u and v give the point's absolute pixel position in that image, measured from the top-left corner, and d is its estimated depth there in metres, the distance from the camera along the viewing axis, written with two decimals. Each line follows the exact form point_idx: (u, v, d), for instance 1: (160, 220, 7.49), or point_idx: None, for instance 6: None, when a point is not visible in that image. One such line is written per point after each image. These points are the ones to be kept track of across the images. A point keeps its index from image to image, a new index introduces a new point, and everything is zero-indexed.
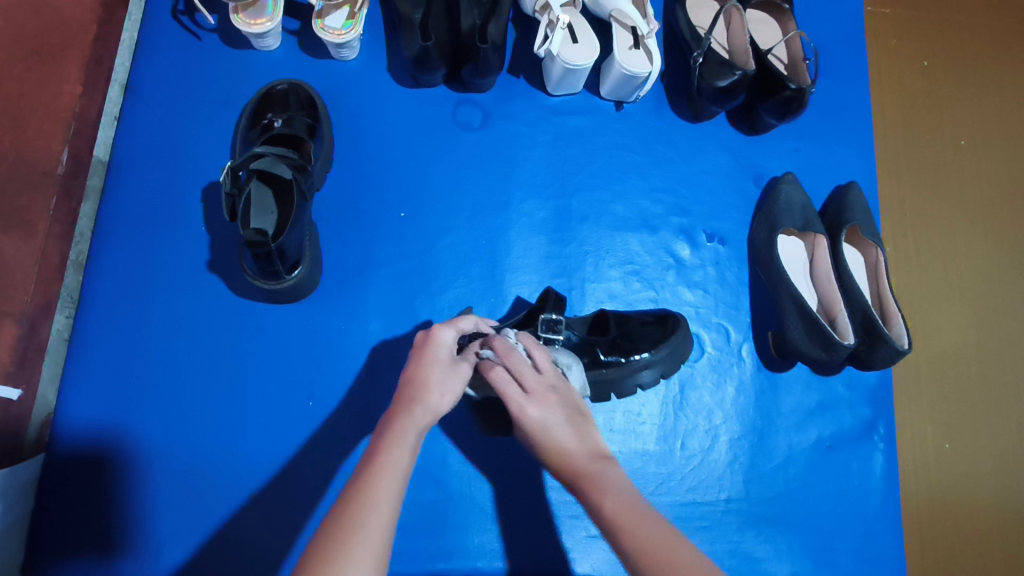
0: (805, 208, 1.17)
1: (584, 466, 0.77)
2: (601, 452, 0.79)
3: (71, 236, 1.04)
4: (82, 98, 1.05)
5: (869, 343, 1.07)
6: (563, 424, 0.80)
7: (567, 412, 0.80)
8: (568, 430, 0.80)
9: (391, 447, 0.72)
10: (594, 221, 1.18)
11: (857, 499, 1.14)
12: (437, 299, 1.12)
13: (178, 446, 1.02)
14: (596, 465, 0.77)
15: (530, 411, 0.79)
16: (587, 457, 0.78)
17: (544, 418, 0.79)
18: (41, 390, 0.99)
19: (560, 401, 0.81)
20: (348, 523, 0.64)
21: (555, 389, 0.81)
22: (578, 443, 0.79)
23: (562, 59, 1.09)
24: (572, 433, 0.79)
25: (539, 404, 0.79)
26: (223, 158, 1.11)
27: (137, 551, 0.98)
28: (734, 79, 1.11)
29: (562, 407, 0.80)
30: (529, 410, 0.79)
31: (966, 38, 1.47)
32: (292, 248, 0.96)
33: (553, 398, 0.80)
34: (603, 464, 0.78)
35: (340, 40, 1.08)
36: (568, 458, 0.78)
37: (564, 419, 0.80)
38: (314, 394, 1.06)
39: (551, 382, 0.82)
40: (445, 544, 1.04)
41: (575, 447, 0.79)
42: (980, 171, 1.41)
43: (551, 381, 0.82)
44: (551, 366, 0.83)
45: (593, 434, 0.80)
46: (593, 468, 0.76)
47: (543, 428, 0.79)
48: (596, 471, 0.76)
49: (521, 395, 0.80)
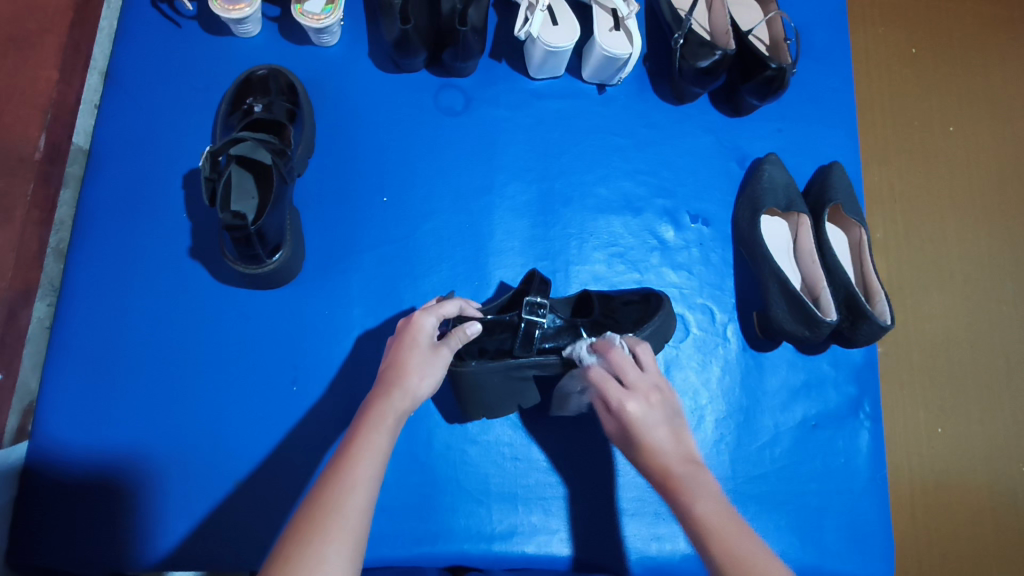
0: (788, 187, 1.17)
1: (674, 463, 0.70)
2: (699, 459, 0.72)
3: (51, 224, 1.05)
4: (58, 84, 1.04)
5: (852, 319, 1.07)
6: (661, 425, 0.73)
7: (667, 410, 0.74)
8: (664, 429, 0.72)
9: (370, 430, 0.72)
10: (577, 204, 1.18)
11: (844, 477, 1.14)
12: (421, 284, 1.11)
13: (157, 431, 1.02)
14: (690, 467, 0.70)
15: (631, 406, 0.73)
16: (681, 460, 0.71)
17: (644, 414, 0.73)
18: (22, 376, 1.00)
19: (662, 400, 0.75)
20: (328, 505, 0.64)
21: (659, 390, 0.76)
22: (673, 443, 0.72)
23: (542, 41, 1.09)
24: (668, 434, 0.72)
25: (638, 400, 0.73)
26: (204, 144, 1.11)
27: (120, 539, 0.98)
28: (715, 59, 1.10)
29: (667, 407, 0.74)
30: (629, 405, 0.73)
31: (952, 24, 1.48)
32: (273, 231, 0.96)
33: (656, 396, 0.75)
34: (699, 469, 0.70)
35: (319, 25, 1.08)
36: (663, 458, 0.71)
37: (661, 421, 0.73)
38: (298, 379, 1.06)
39: (654, 381, 0.77)
40: (431, 527, 1.04)
41: (670, 453, 0.71)
42: (966, 155, 1.41)
43: (655, 380, 0.76)
44: (654, 366, 0.79)
45: (688, 438, 0.73)
46: (684, 471, 0.69)
47: (639, 427, 0.72)
48: (690, 474, 0.69)
49: (622, 390, 0.75)
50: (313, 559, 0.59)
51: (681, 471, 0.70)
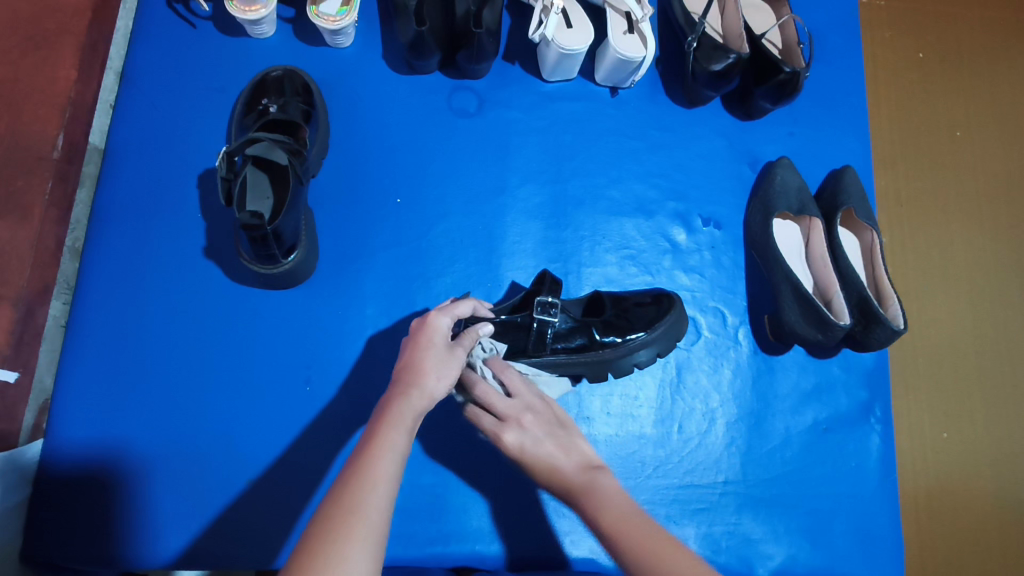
0: (801, 190, 1.17)
1: (573, 476, 0.80)
2: (594, 462, 0.83)
3: (67, 223, 1.05)
4: (76, 83, 1.04)
5: (864, 323, 1.07)
6: (544, 442, 0.83)
7: (546, 428, 0.85)
8: (549, 446, 0.83)
9: (388, 430, 0.72)
10: (589, 206, 1.19)
11: (854, 482, 1.14)
12: (434, 285, 1.12)
13: (172, 431, 1.02)
14: (587, 476, 0.80)
15: (507, 436, 0.84)
16: (578, 469, 0.81)
17: (522, 441, 0.83)
18: (37, 375, 1.00)
19: (533, 420, 0.85)
20: (348, 505, 0.64)
21: (528, 409, 0.86)
22: (564, 457, 0.82)
23: (556, 44, 1.09)
24: (555, 446, 0.83)
25: (514, 428, 0.84)
26: (219, 145, 1.11)
27: (133, 537, 0.98)
28: (729, 63, 1.11)
29: (539, 424, 0.85)
30: (506, 435, 0.84)
31: (961, 30, 1.48)
32: (289, 232, 0.96)
33: (528, 419, 0.85)
34: (594, 476, 0.80)
35: (335, 27, 1.08)
36: (562, 474, 0.81)
37: (543, 436, 0.84)
38: (311, 379, 1.06)
39: (525, 402, 0.87)
40: (443, 527, 1.04)
41: (566, 463, 0.82)
42: (975, 161, 1.41)
43: (527, 402, 0.87)
44: (520, 387, 0.88)
45: (578, 444, 0.84)
46: (584, 480, 0.80)
47: (523, 452, 0.83)
48: (587, 483, 0.79)
49: (496, 422, 0.86)
50: (335, 558, 0.60)
51: (578, 484, 0.79)
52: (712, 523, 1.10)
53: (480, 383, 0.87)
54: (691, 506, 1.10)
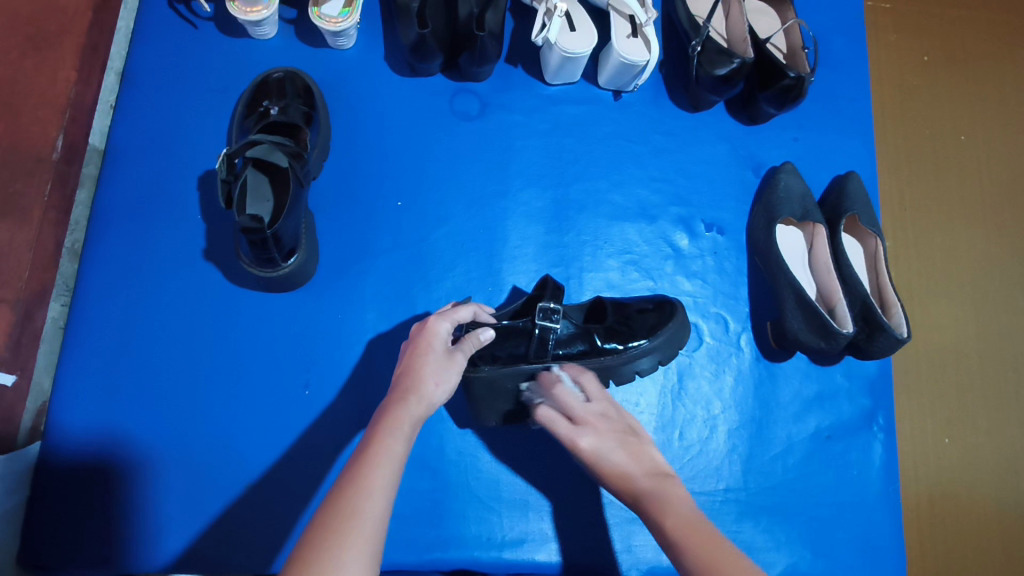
0: (804, 196, 1.16)
1: (639, 479, 0.79)
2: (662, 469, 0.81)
3: (66, 224, 1.06)
4: (76, 84, 1.10)
5: (868, 332, 1.06)
6: (617, 449, 0.83)
7: (618, 435, 0.84)
8: (621, 453, 0.82)
9: (387, 436, 0.72)
10: (592, 211, 1.18)
11: (856, 490, 1.13)
12: (435, 289, 1.11)
13: (171, 434, 1.02)
14: (655, 479, 0.79)
15: (583, 442, 0.84)
16: (644, 473, 0.80)
17: (596, 446, 0.83)
18: (36, 377, 1.01)
19: (609, 425, 0.86)
20: (345, 511, 0.63)
21: (606, 416, 0.87)
22: (635, 463, 0.81)
23: (559, 47, 1.08)
24: (627, 454, 0.82)
25: (590, 433, 0.84)
26: (220, 147, 1.11)
27: (130, 540, 0.98)
28: (732, 67, 1.10)
29: (615, 431, 0.85)
30: (582, 440, 0.84)
31: (965, 33, 1.47)
32: (289, 235, 0.96)
33: (602, 423, 0.86)
34: (664, 481, 0.79)
35: (336, 28, 1.07)
36: (629, 477, 0.80)
37: (616, 445, 0.83)
38: (310, 383, 1.06)
39: (603, 408, 0.88)
40: (441, 533, 1.04)
41: (636, 469, 0.80)
42: (978, 165, 1.40)
43: (603, 409, 0.88)
44: (599, 394, 0.90)
45: (649, 453, 0.83)
46: (651, 484, 0.78)
47: (597, 455, 0.83)
48: (654, 485, 0.78)
49: (570, 426, 0.87)
50: (332, 562, 0.59)
51: (647, 488, 0.78)
52: None
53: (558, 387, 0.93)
54: None
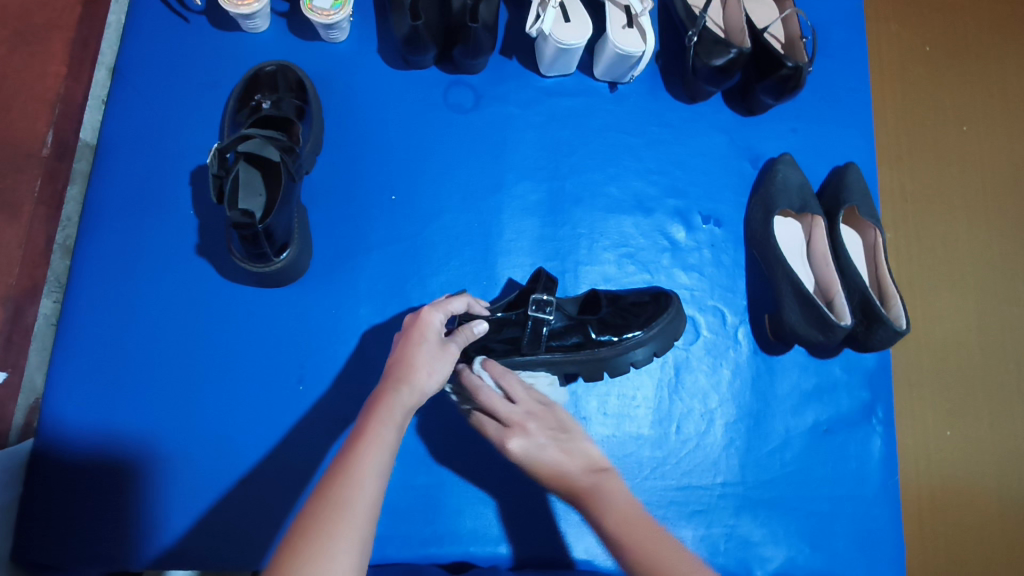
0: (802, 188, 1.15)
1: (578, 480, 0.81)
2: (597, 465, 0.84)
3: (58, 221, 1.06)
4: (66, 81, 1.09)
5: (866, 324, 1.05)
6: (549, 447, 0.85)
7: (549, 434, 0.86)
8: (555, 451, 0.85)
9: (377, 425, 0.71)
10: (588, 204, 1.17)
11: (855, 483, 1.12)
12: (429, 283, 1.10)
13: (164, 430, 1.01)
14: (593, 478, 0.81)
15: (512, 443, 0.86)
16: (581, 472, 0.82)
17: (529, 448, 0.85)
18: (27, 374, 1.00)
19: (537, 426, 0.87)
20: (336, 499, 0.63)
21: (532, 416, 0.88)
22: (568, 459, 0.84)
23: (554, 39, 1.07)
24: (559, 452, 0.85)
25: (520, 435, 0.86)
26: (212, 141, 1.10)
27: (125, 536, 0.97)
28: (730, 57, 1.09)
29: (543, 428, 0.87)
30: (512, 442, 0.86)
31: (966, 23, 1.45)
32: (281, 230, 0.95)
33: (532, 424, 0.87)
34: (600, 477, 0.81)
35: (329, 21, 1.06)
36: (565, 477, 0.82)
37: (547, 442, 0.85)
38: (304, 378, 1.05)
39: (527, 408, 0.88)
40: (437, 529, 1.03)
41: (571, 466, 0.83)
42: (980, 156, 1.38)
43: (527, 408, 0.88)
44: (523, 394, 0.89)
45: (582, 448, 0.86)
46: (588, 483, 0.80)
47: (528, 458, 0.85)
48: (593, 486, 0.80)
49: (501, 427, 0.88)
50: (321, 548, 0.59)
51: (586, 486, 0.80)
52: (710, 525, 1.08)
53: (482, 391, 0.87)
54: (689, 508, 1.09)
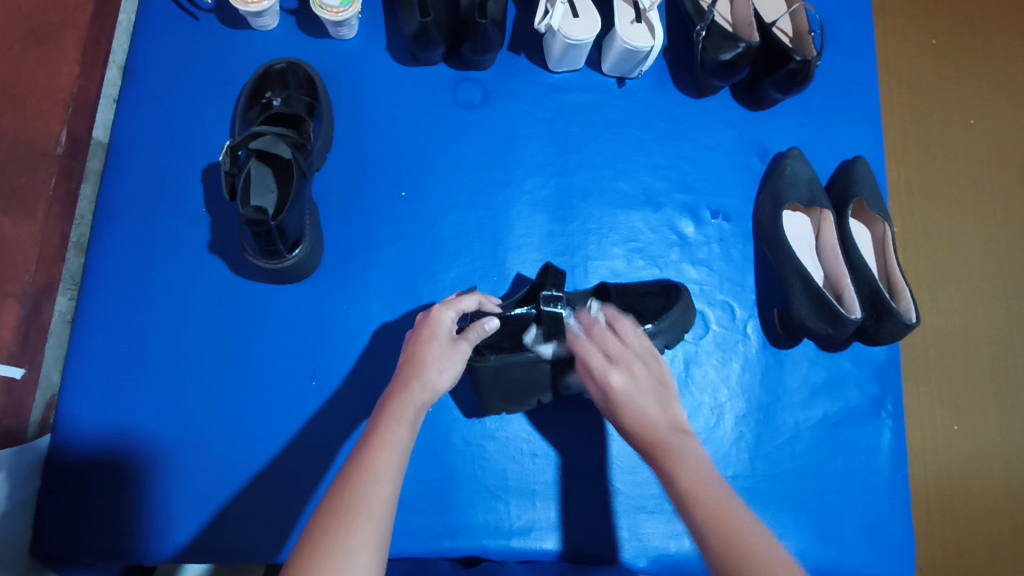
0: (811, 182, 1.16)
1: (662, 432, 0.71)
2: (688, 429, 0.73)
3: (72, 218, 1.05)
4: (79, 78, 1.04)
5: (875, 317, 1.06)
6: (647, 394, 0.76)
7: (652, 381, 0.77)
8: (649, 398, 0.75)
9: (391, 422, 0.72)
10: (597, 198, 1.17)
11: (865, 476, 1.13)
12: (439, 279, 1.11)
13: (178, 426, 1.02)
14: (678, 438, 0.71)
15: (612, 377, 0.78)
16: (668, 429, 0.72)
17: (627, 384, 0.77)
18: (45, 370, 1.01)
19: (645, 369, 0.78)
20: (352, 497, 0.63)
21: (640, 359, 0.80)
22: (661, 413, 0.74)
23: (562, 34, 1.07)
24: (654, 402, 0.75)
25: (622, 372, 0.78)
26: (223, 139, 1.10)
27: (141, 532, 0.98)
28: (738, 52, 1.09)
29: (649, 374, 0.78)
30: (612, 376, 0.78)
31: (973, 16, 1.45)
32: (293, 226, 0.96)
33: (638, 366, 0.78)
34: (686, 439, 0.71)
35: (338, 18, 1.07)
36: (652, 428, 0.72)
37: (649, 388, 0.76)
38: (317, 373, 1.06)
39: (641, 353, 0.82)
40: (450, 522, 1.04)
41: (659, 418, 0.73)
42: (988, 149, 1.38)
43: (639, 351, 0.81)
44: (640, 339, 0.84)
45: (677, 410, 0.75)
46: (675, 441, 0.70)
47: (623, 396, 0.76)
48: (677, 443, 0.70)
49: (605, 363, 0.81)
50: (340, 545, 0.59)
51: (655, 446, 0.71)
52: None
53: (599, 325, 0.87)
54: None
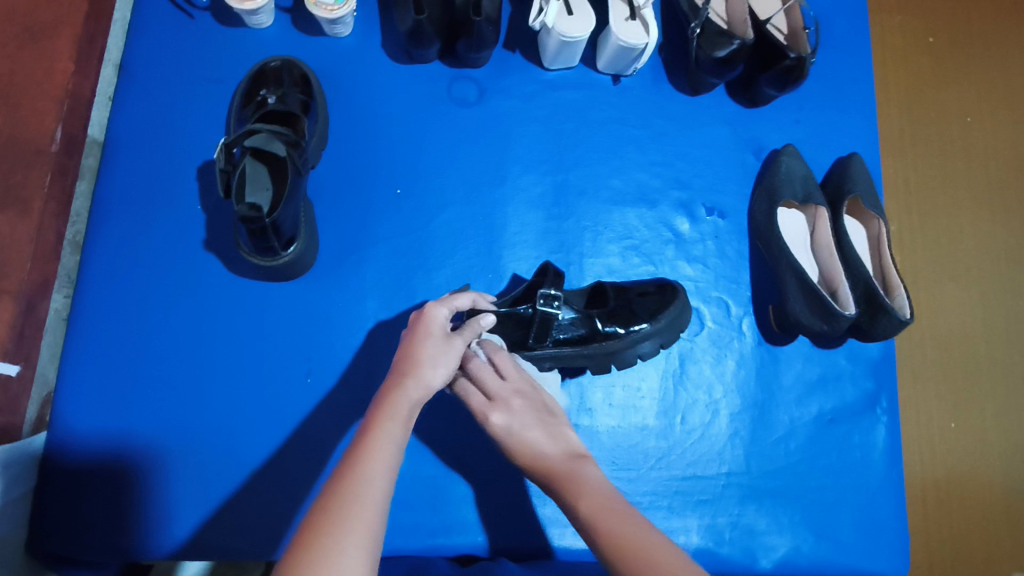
0: (806, 179, 1.16)
1: (555, 461, 0.78)
2: (579, 452, 0.80)
3: (68, 216, 1.06)
4: (75, 75, 1.05)
5: (871, 313, 1.05)
6: (534, 427, 0.81)
7: (537, 414, 0.82)
8: (538, 431, 0.81)
9: (384, 421, 0.72)
10: (592, 196, 1.17)
11: (860, 472, 1.13)
12: (435, 276, 1.11)
13: (174, 423, 1.02)
14: (570, 463, 0.78)
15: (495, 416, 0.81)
16: (562, 457, 0.79)
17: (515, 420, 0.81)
18: (41, 368, 1.01)
19: (524, 404, 0.82)
20: (345, 495, 0.64)
21: (520, 394, 0.83)
22: (551, 444, 0.80)
23: (557, 32, 1.08)
24: (542, 434, 0.81)
25: (503, 410, 0.81)
26: (218, 136, 1.11)
27: (137, 529, 0.99)
28: (732, 49, 1.10)
29: (529, 409, 0.82)
30: (494, 416, 0.81)
31: (970, 13, 1.45)
32: (288, 224, 0.96)
33: (517, 402, 0.82)
34: (577, 463, 0.79)
35: (333, 15, 1.07)
36: (546, 461, 0.78)
37: (534, 422, 0.81)
38: (312, 371, 1.06)
39: (516, 387, 0.84)
40: (445, 518, 1.04)
41: (552, 452, 0.79)
42: (984, 146, 1.38)
43: (516, 385, 0.84)
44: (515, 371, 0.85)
45: (565, 434, 0.82)
46: (565, 467, 0.77)
47: (510, 433, 0.80)
48: (569, 470, 0.77)
49: (486, 402, 0.82)
50: (329, 543, 0.59)
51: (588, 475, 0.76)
52: (715, 514, 1.09)
53: (474, 360, 0.84)
54: (694, 497, 1.09)
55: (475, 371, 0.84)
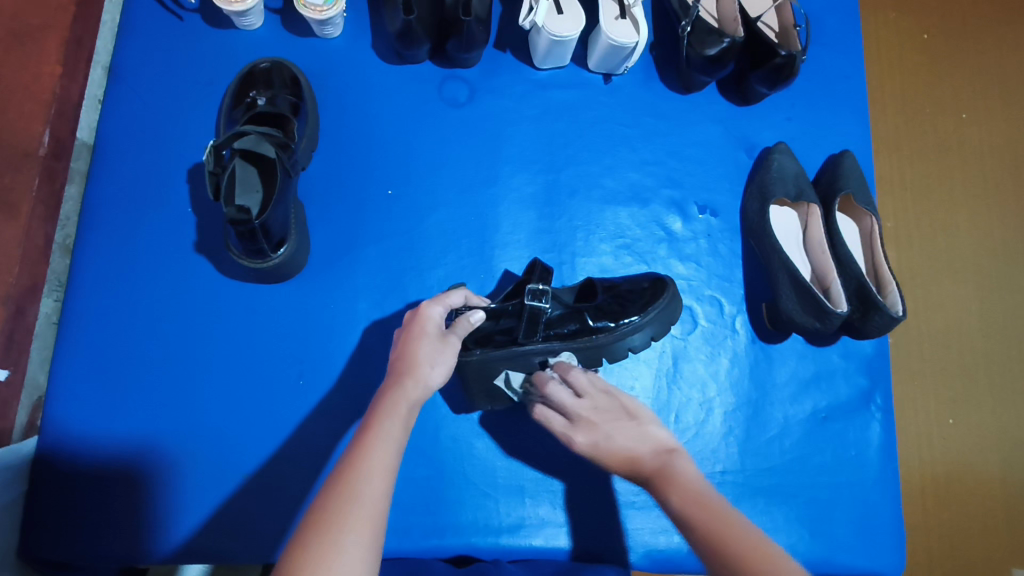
0: (798, 176, 1.16)
1: (645, 456, 0.79)
2: (665, 446, 0.81)
3: (56, 221, 1.07)
4: (61, 78, 1.06)
5: (863, 311, 1.05)
6: (622, 432, 0.83)
7: (618, 421, 0.84)
8: (630, 436, 0.82)
9: (383, 420, 0.72)
10: (584, 195, 1.17)
11: (856, 469, 1.13)
12: (427, 277, 1.11)
13: (164, 426, 1.02)
14: (662, 459, 0.79)
15: (579, 438, 0.85)
16: (652, 453, 0.80)
17: (598, 439, 0.83)
18: (31, 372, 1.02)
19: (605, 413, 0.86)
20: (346, 494, 0.63)
21: (597, 408, 0.86)
22: (645, 444, 0.81)
23: (546, 31, 1.07)
24: (630, 437, 0.82)
25: (586, 430, 0.85)
26: (208, 139, 1.10)
27: (130, 533, 0.98)
28: (722, 47, 1.10)
29: (614, 419, 0.85)
30: (579, 437, 0.85)
31: (965, 9, 1.45)
32: (277, 226, 0.96)
33: (598, 415, 0.86)
34: (670, 455, 0.79)
35: (321, 17, 1.06)
36: (637, 461, 0.80)
37: (620, 427, 0.83)
38: (304, 373, 1.06)
39: (597, 396, 0.88)
40: (439, 520, 1.04)
41: (642, 449, 0.81)
42: (980, 142, 1.38)
43: (594, 398, 0.87)
44: (590, 387, 0.89)
45: (651, 432, 0.82)
46: (658, 463, 0.78)
47: (602, 449, 0.82)
48: (664, 464, 0.78)
49: (568, 425, 0.87)
50: (333, 542, 0.59)
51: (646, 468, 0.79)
52: None
53: (549, 385, 0.90)
54: None
55: (552, 397, 0.89)
